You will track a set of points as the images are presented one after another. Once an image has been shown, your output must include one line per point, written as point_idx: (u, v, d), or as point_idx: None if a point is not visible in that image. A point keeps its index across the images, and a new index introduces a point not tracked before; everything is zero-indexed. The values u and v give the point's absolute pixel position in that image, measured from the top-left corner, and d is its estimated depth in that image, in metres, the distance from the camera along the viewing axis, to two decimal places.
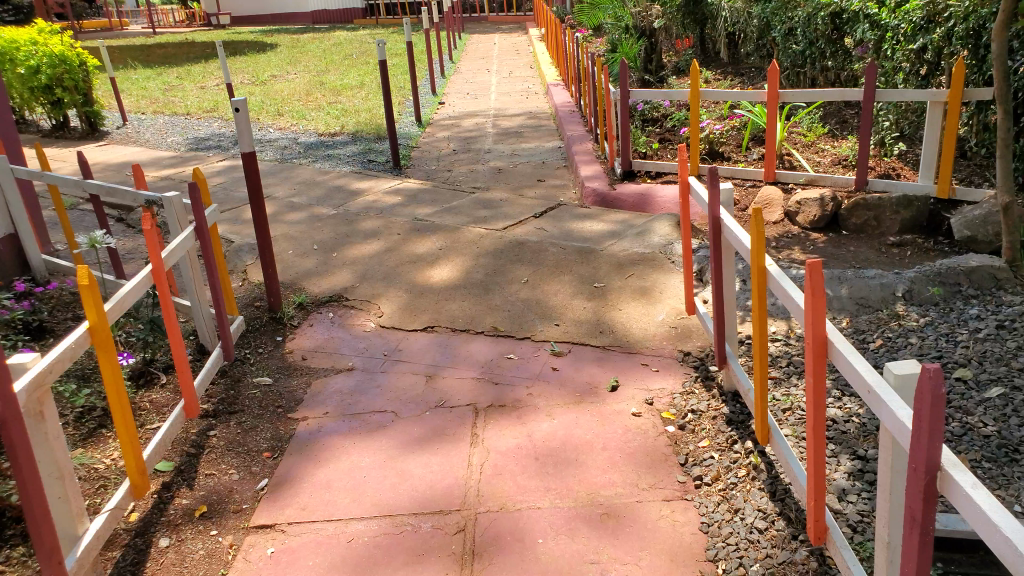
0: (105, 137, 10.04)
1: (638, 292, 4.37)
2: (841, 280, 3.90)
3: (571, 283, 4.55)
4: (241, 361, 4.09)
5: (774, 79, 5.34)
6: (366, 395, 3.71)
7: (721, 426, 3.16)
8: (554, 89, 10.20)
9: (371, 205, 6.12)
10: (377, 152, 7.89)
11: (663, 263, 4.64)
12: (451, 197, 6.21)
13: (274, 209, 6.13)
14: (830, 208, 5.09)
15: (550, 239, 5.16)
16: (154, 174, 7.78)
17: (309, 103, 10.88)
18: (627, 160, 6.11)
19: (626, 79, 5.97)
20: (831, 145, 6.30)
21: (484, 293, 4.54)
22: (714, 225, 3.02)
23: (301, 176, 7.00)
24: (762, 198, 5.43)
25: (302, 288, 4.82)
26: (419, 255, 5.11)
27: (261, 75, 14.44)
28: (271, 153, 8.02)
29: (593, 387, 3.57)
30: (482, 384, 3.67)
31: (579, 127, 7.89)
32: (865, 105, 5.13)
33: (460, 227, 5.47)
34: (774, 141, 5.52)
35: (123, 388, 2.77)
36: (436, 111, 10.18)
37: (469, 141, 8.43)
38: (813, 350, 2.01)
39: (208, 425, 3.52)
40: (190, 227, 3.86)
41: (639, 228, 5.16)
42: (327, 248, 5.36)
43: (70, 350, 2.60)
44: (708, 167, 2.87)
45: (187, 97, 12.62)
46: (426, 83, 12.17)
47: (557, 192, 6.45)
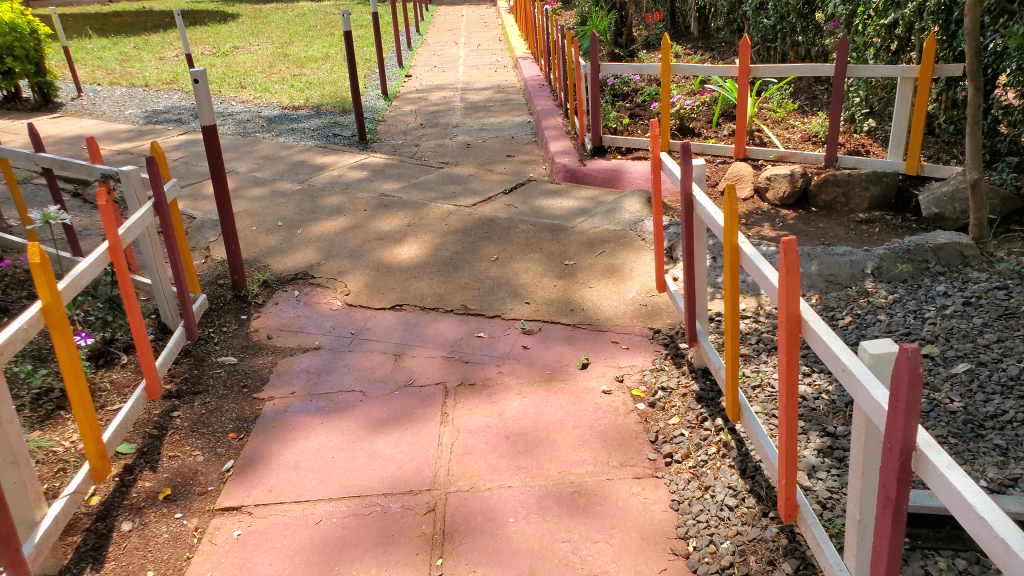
0: (61, 109, 9.74)
1: (608, 270, 4.35)
2: (811, 257, 3.91)
3: (540, 261, 4.51)
4: (205, 340, 4.02)
5: (745, 54, 5.31)
6: (334, 374, 3.66)
7: (691, 403, 3.15)
8: (523, 62, 10.09)
9: (337, 181, 6.02)
10: (343, 127, 7.75)
11: (633, 241, 4.62)
12: (419, 172, 6.13)
13: (237, 184, 6.00)
14: (799, 185, 5.10)
15: (520, 216, 5.11)
16: (112, 148, 7.58)
17: (272, 76, 10.65)
18: (597, 135, 6.06)
19: (596, 53, 5.89)
20: (801, 121, 6.30)
21: (454, 271, 4.49)
22: (686, 201, 2.98)
23: (265, 151, 6.87)
24: (732, 174, 5.42)
25: (268, 266, 4.72)
26: (387, 232, 5.04)
27: (223, 46, 14.11)
28: (233, 126, 7.84)
29: (563, 365, 3.56)
30: (451, 363, 3.64)
31: (549, 101, 7.82)
32: (836, 80, 5.11)
33: (428, 204, 5.40)
34: (744, 117, 5.50)
35: (80, 369, 2.68)
36: (403, 84, 10.02)
37: (437, 115, 8.32)
38: (787, 329, 2.00)
39: (171, 406, 3.49)
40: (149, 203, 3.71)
41: (608, 205, 5.14)
42: (292, 225, 5.26)
43: (21, 332, 2.49)
44: (681, 143, 2.83)
45: (147, 68, 12.29)
46: (393, 55, 11.96)
47: (526, 168, 6.39)
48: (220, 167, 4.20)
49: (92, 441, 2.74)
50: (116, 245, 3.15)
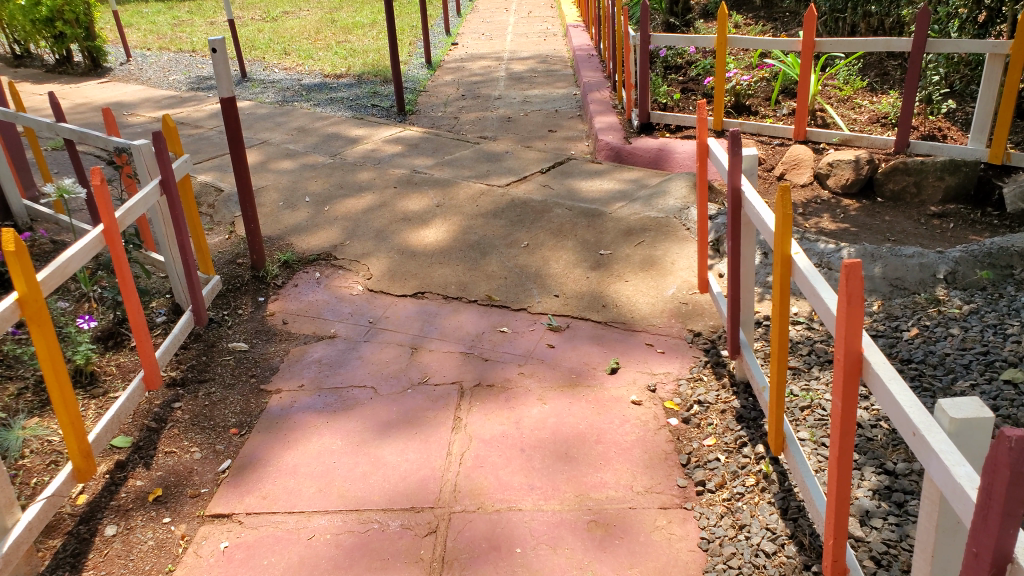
0: (108, 74, 9.62)
1: (647, 262, 4.01)
2: (875, 257, 3.52)
3: (575, 249, 4.19)
4: (217, 323, 3.74)
5: (811, 25, 4.85)
6: (347, 367, 3.37)
7: (730, 423, 2.82)
8: (573, 31, 9.68)
9: (369, 156, 5.75)
10: (382, 97, 7.47)
11: (675, 230, 4.25)
12: (454, 148, 5.83)
13: (267, 157, 5.77)
14: (864, 172, 4.68)
15: (555, 199, 4.78)
16: (149, 114, 7.42)
17: (317, 42, 10.40)
18: (645, 111, 5.66)
19: (646, 24, 5.50)
20: (869, 101, 5.82)
21: (480, 259, 4.21)
22: (732, 196, 2.63)
23: (299, 121, 6.63)
24: (789, 157, 5.00)
25: (288, 245, 4.48)
26: (415, 213, 4.77)
27: (273, 11, 13.90)
28: (272, 94, 7.61)
29: (590, 369, 3.25)
30: (469, 361, 3.36)
31: (597, 73, 7.42)
32: (913, 57, 4.62)
33: (460, 182, 5.10)
34: (805, 95, 5.04)
35: (62, 364, 2.34)
36: (448, 52, 9.71)
37: (479, 86, 8.00)
38: (843, 368, 1.67)
39: (174, 395, 3.20)
40: (157, 180, 3.46)
41: (652, 188, 4.77)
42: (319, 201, 5.01)
43: None
44: (729, 131, 2.48)
45: (196, 33, 12.17)
46: (441, 23, 11.61)
47: (568, 145, 6.05)
48: (240, 141, 3.92)
49: (74, 442, 2.42)
50: (112, 229, 2.87)
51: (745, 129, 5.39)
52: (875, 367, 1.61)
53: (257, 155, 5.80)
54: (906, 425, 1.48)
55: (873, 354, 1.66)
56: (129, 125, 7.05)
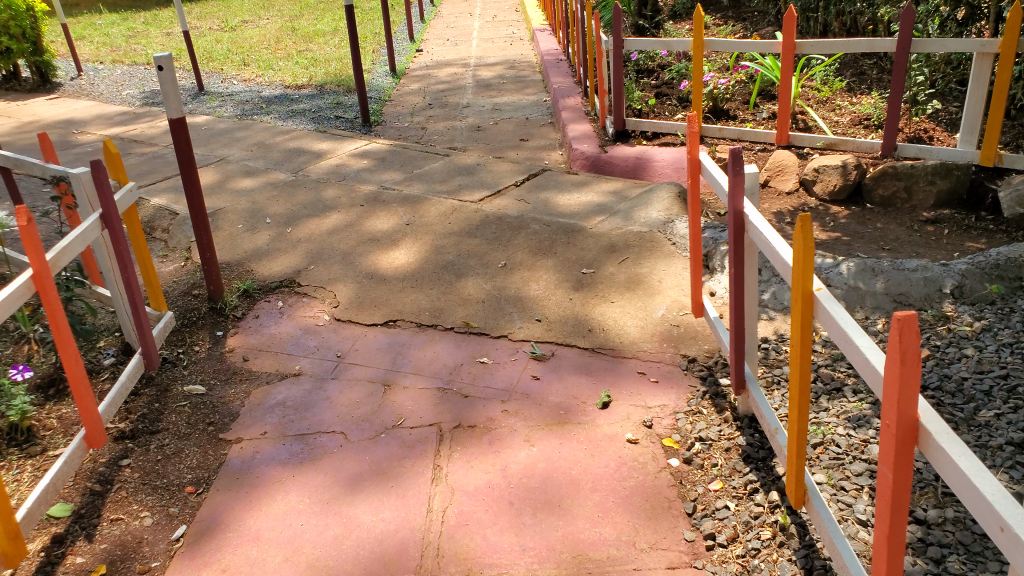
0: (56, 89, 9.18)
1: (632, 280, 3.77)
2: (876, 272, 3.30)
3: (556, 269, 3.94)
4: (170, 364, 3.46)
5: (791, 25, 4.65)
6: (315, 411, 3.10)
7: (736, 464, 2.59)
8: (541, 35, 9.46)
9: (334, 171, 5.39)
10: (346, 108, 7.17)
11: (660, 244, 4.02)
12: (423, 160, 5.55)
13: (224, 175, 5.44)
14: (852, 177, 4.47)
15: (532, 213, 4.53)
16: (100, 132, 7.03)
17: (277, 51, 10.04)
18: (620, 118, 5.43)
19: (619, 26, 5.23)
20: (849, 101, 5.66)
21: (455, 280, 3.95)
22: (734, 219, 2.37)
23: (258, 136, 6.31)
24: (774, 162, 4.80)
25: (248, 272, 4.19)
26: (383, 233, 4.49)
27: (230, 20, 13.49)
28: (229, 107, 7.26)
29: (579, 404, 3.00)
30: (447, 399, 3.09)
31: (567, 78, 7.20)
32: (899, 57, 4.44)
33: (430, 198, 4.83)
34: (787, 98, 4.85)
35: None
36: (413, 59, 9.43)
37: (446, 94, 7.73)
38: (897, 437, 1.44)
39: (121, 452, 2.91)
40: (96, 212, 3.10)
41: (632, 200, 4.55)
42: (281, 222, 4.71)
43: None
44: (731, 148, 2.23)
45: (150, 45, 11.75)
46: (405, 29, 11.32)
47: (541, 155, 5.82)
48: (192, 165, 3.61)
49: None
50: (43, 271, 2.53)
51: (725, 134, 5.17)
52: (935, 436, 1.38)
53: (215, 173, 5.47)
54: (992, 519, 1.24)
55: (931, 420, 1.43)
56: (77, 143, 6.66)
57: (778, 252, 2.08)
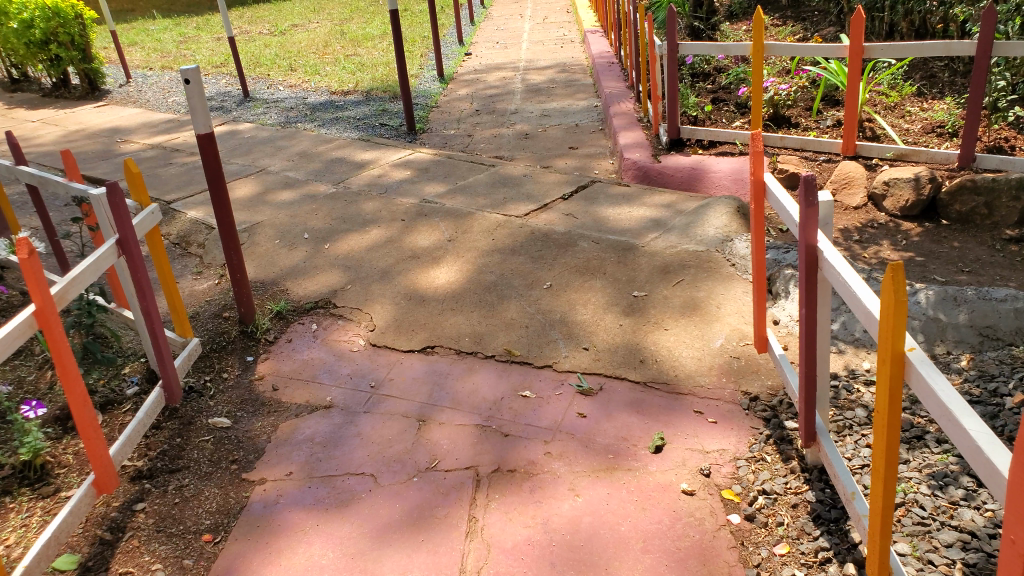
0: (106, 97, 9.22)
1: (688, 305, 3.50)
2: (958, 301, 2.99)
3: (605, 291, 3.69)
4: (197, 392, 3.28)
5: (859, 27, 4.32)
6: (344, 448, 2.90)
7: (805, 523, 2.33)
8: (592, 37, 9.20)
9: (375, 183, 5.21)
10: (391, 115, 7.01)
11: (718, 265, 3.73)
12: (468, 171, 5.33)
13: (265, 187, 5.30)
14: (926, 193, 4.13)
15: (580, 229, 4.28)
16: (144, 140, 6.97)
17: (324, 56, 9.96)
18: (674, 125, 5.14)
19: (673, 30, 4.96)
20: (920, 107, 5.28)
21: (497, 303, 3.73)
22: (807, 255, 2.07)
23: (301, 145, 6.17)
24: (840, 175, 4.48)
25: (284, 291, 4.03)
26: (424, 249, 4.30)
27: (280, 24, 13.48)
28: (274, 115, 7.15)
29: (630, 447, 2.75)
30: (486, 439, 2.86)
31: (618, 82, 6.93)
32: (979, 62, 4.08)
33: (474, 213, 4.61)
34: (854, 105, 4.51)
35: None
36: (460, 63, 9.25)
37: (493, 100, 7.52)
38: None
39: (137, 495, 2.73)
40: (113, 236, 2.91)
41: (688, 215, 4.26)
42: (319, 237, 4.54)
43: None
44: (803, 177, 1.95)
45: (200, 50, 11.78)
46: (453, 32, 11.15)
47: (590, 163, 5.59)
48: (221, 183, 3.45)
49: None
50: (46, 306, 2.32)
51: (787, 144, 4.86)
52: None
53: (255, 185, 5.34)
54: None
55: None
56: (120, 153, 6.61)
57: (862, 300, 1.80)
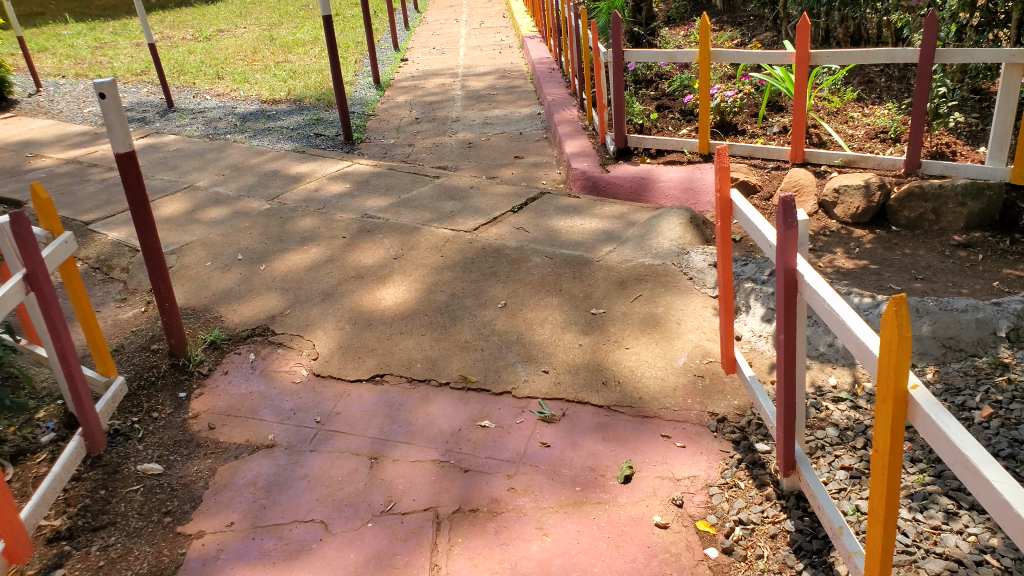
0: (16, 107, 8.70)
1: (647, 322, 3.38)
2: (920, 313, 2.96)
3: (560, 309, 3.55)
4: (122, 436, 3.05)
5: (804, 34, 4.30)
6: (290, 493, 2.70)
7: (786, 556, 2.24)
8: (530, 43, 9.10)
9: (312, 197, 4.98)
10: (326, 124, 6.76)
11: (675, 279, 3.63)
12: (410, 183, 5.14)
13: (194, 204, 5.01)
14: (876, 199, 4.13)
15: (532, 244, 4.13)
16: (59, 155, 6.57)
17: (253, 63, 9.60)
18: (621, 133, 5.06)
19: (619, 36, 4.87)
20: (862, 113, 5.31)
21: (450, 324, 3.56)
22: (786, 280, 1.98)
23: (233, 157, 5.87)
24: (791, 182, 4.46)
25: (218, 317, 3.81)
26: (368, 268, 4.09)
27: (205, 29, 12.99)
28: (201, 125, 6.82)
29: (598, 477, 2.62)
30: (444, 476, 2.70)
31: (560, 89, 6.84)
32: (922, 68, 4.07)
33: (419, 227, 4.43)
34: (801, 113, 4.49)
35: None
36: (397, 69, 9.03)
37: (433, 107, 7.34)
38: None
39: (56, 560, 2.48)
40: (20, 271, 2.63)
41: (640, 227, 4.15)
42: (254, 258, 4.29)
43: None
44: (781, 198, 1.84)
45: (119, 57, 11.25)
46: (387, 36, 10.91)
47: (535, 172, 5.47)
48: (145, 206, 3.21)
49: None
50: None
51: (735, 151, 4.83)
52: None
53: (184, 203, 5.04)
54: None
55: None
56: (33, 169, 6.20)
57: (851, 329, 1.69)
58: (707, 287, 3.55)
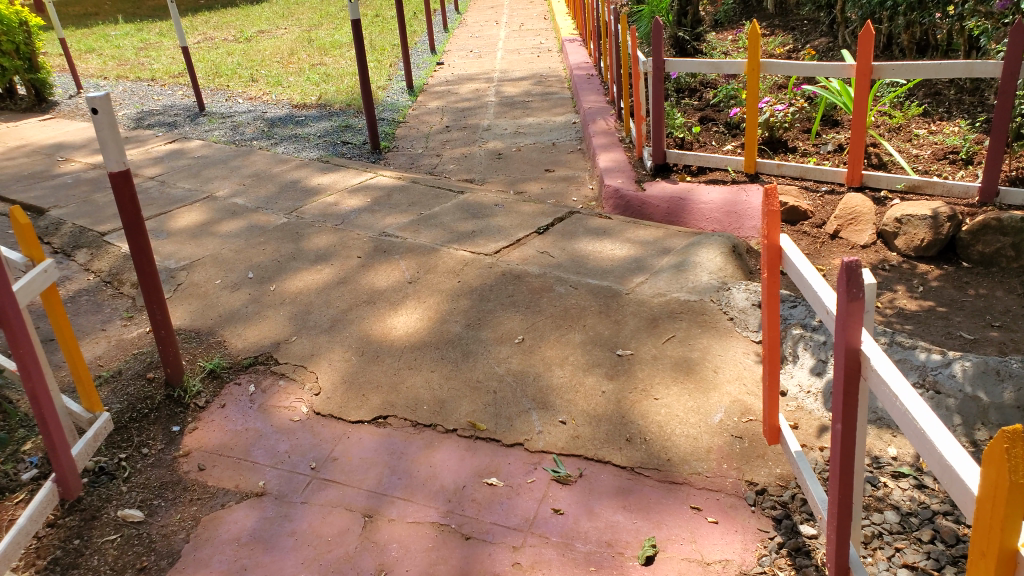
0: (55, 109, 8.63)
1: (680, 367, 3.02)
2: (1001, 375, 2.58)
3: (583, 347, 3.19)
4: (107, 476, 2.75)
5: (867, 43, 3.90)
6: (274, 552, 2.39)
7: None
8: (570, 47, 8.77)
9: (330, 212, 4.71)
10: (354, 132, 6.51)
11: (713, 318, 3.23)
12: (434, 198, 4.84)
13: (211, 215, 4.77)
14: (944, 231, 3.72)
15: (556, 270, 3.77)
16: (85, 160, 6.41)
17: (289, 66, 9.43)
18: (659, 149, 4.67)
19: (660, 45, 4.51)
20: (927, 129, 4.86)
21: (462, 360, 3.20)
22: (850, 361, 1.62)
23: (256, 166, 5.63)
24: (846, 209, 4.03)
25: (221, 343, 3.48)
26: (380, 290, 3.77)
27: (247, 30, 12.92)
28: (228, 132, 6.63)
29: (615, 554, 2.28)
30: (444, 542, 2.37)
31: (599, 97, 6.49)
32: (1006, 85, 3.67)
33: (438, 247, 4.12)
34: (861, 131, 4.08)
35: None
36: (432, 73, 8.78)
37: (466, 114, 7.05)
38: None
39: None
40: None
41: (677, 256, 3.77)
42: (264, 277, 4.01)
43: None
44: (845, 262, 1.49)
45: (160, 58, 11.18)
46: (426, 40, 10.68)
47: (567, 189, 5.14)
48: (140, 227, 2.94)
49: None
50: None
51: (785, 172, 4.40)
52: None
53: (201, 214, 4.80)
54: None
55: None
56: (57, 175, 6.05)
57: (932, 442, 1.35)
58: (749, 329, 3.15)
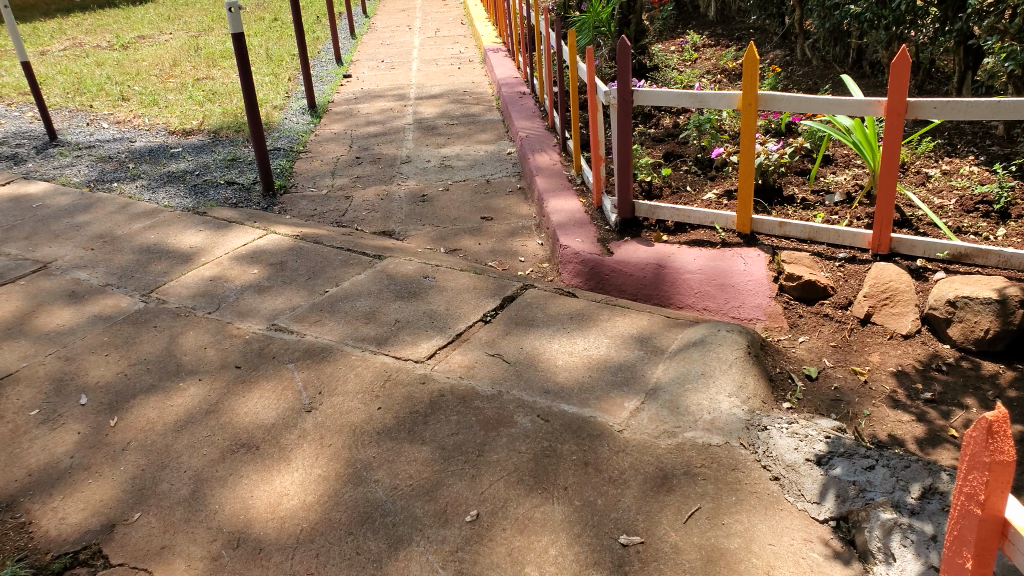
0: None
1: (724, 568, 2.00)
2: None
3: (568, 528, 2.16)
4: None
5: (904, 72, 3.00)
6: None
7: None
8: (496, 58, 7.76)
9: (203, 292, 3.55)
10: (242, 167, 5.31)
11: (750, 479, 2.27)
12: (340, 267, 3.74)
13: (36, 302, 3.53)
14: (1015, 321, 2.84)
15: (514, 387, 2.74)
16: None
17: (167, 80, 8.09)
18: (626, 201, 3.72)
19: (627, 72, 3.52)
20: (941, 168, 4.04)
21: (387, 558, 2.11)
22: None
23: (108, 221, 4.39)
24: (879, 284, 3.16)
25: (22, 528, 2.28)
26: (262, 430, 2.64)
27: (121, 35, 11.36)
28: (82, 168, 5.33)
29: None
30: None
31: (537, 122, 5.50)
32: None
33: (348, 351, 3.02)
34: (890, 185, 3.19)
35: None
36: (338, 88, 7.62)
37: (379, 142, 5.94)
38: None
39: None
40: None
41: (677, 364, 2.78)
42: (100, 406, 2.82)
43: None
44: None
45: (12, 70, 9.57)
46: (329, 48, 9.51)
47: (512, 248, 4.11)
48: None
49: None
50: None
51: (790, 234, 3.49)
52: None
53: (21, 300, 3.55)
54: None
55: None
56: None
57: None
58: (806, 499, 2.20)
